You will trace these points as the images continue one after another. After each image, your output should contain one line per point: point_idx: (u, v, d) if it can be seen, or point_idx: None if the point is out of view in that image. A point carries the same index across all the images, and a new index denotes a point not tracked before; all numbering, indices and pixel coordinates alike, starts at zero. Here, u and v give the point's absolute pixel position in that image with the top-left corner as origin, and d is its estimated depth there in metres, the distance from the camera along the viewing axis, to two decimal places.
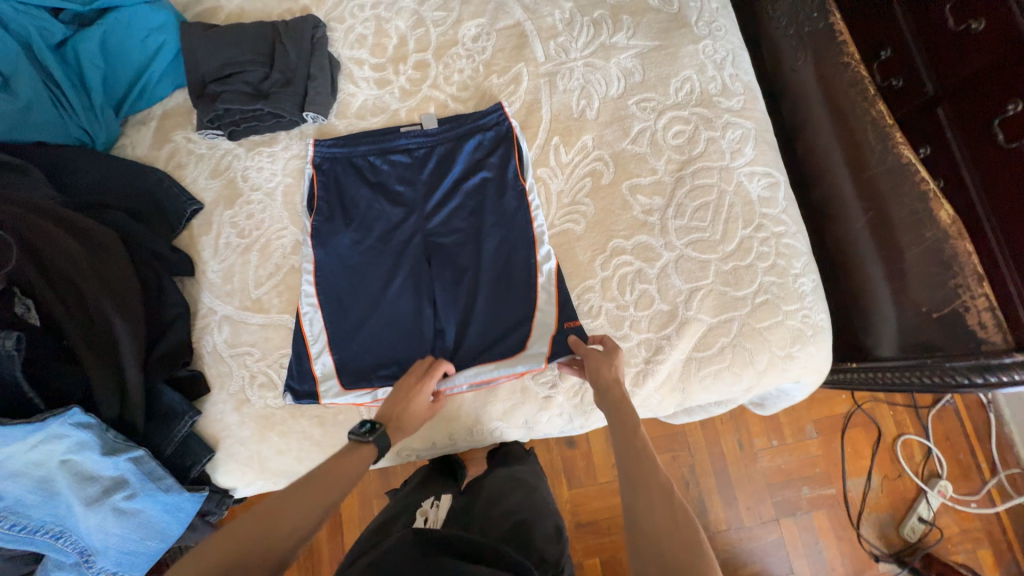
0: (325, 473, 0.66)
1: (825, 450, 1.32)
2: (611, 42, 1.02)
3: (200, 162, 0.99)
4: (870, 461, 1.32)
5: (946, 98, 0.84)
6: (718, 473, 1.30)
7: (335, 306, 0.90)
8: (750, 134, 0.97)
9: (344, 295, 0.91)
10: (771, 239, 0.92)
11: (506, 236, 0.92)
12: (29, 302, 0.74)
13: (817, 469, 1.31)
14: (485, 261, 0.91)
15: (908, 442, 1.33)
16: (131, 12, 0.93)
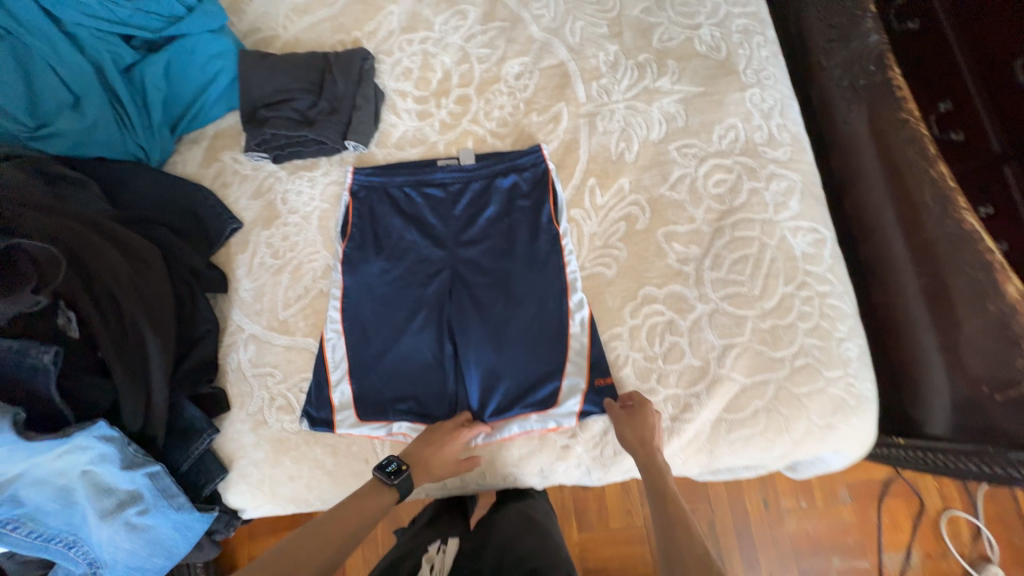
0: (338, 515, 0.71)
1: (860, 518, 1.22)
2: (655, 86, 1.01)
3: (244, 183, 1.03)
4: (910, 535, 1.20)
5: (1015, 157, 0.77)
6: (740, 533, 1.22)
7: (358, 334, 0.91)
8: (796, 187, 0.93)
9: (368, 323, 0.91)
10: (815, 298, 0.87)
11: (537, 279, 0.91)
12: (71, 315, 0.74)
13: (849, 539, 1.21)
14: (514, 303, 0.90)
15: (955, 519, 1.21)
16: (195, 40, 0.98)
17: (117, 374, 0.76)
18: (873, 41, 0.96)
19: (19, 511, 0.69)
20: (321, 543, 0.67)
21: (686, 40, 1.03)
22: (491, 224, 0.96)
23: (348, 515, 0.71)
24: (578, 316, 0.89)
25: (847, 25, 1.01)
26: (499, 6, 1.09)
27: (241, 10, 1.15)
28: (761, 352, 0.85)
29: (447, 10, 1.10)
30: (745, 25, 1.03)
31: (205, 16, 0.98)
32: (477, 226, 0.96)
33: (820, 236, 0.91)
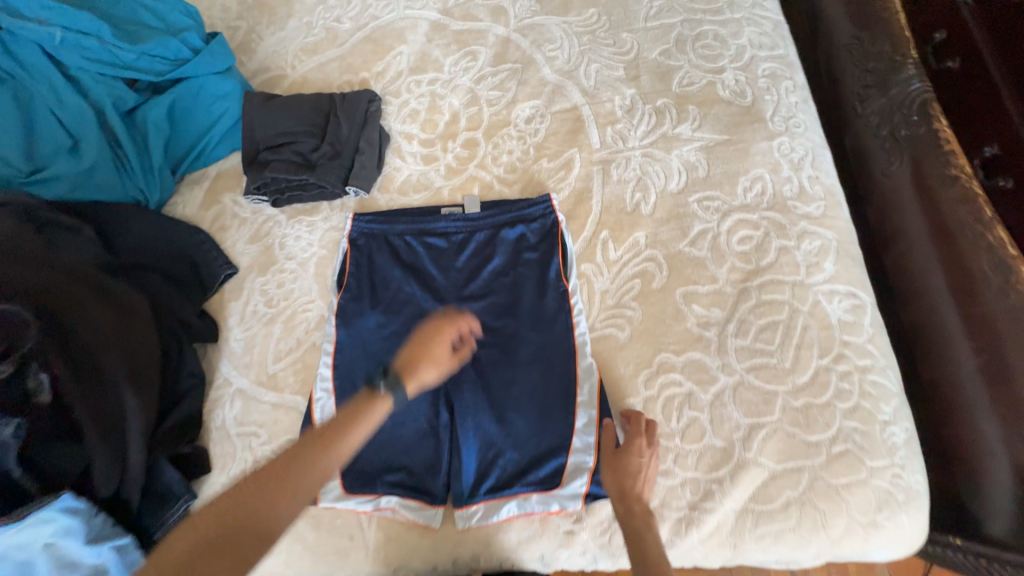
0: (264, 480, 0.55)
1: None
2: (674, 133, 0.94)
3: (242, 227, 0.99)
4: None
5: None
6: None
7: (349, 394, 0.84)
8: (831, 247, 0.85)
9: (360, 382, 0.85)
10: (854, 374, 0.78)
11: (542, 341, 0.84)
12: (43, 376, 0.71)
13: None
14: (516, 366, 0.83)
15: None
16: (201, 82, 0.96)
17: (89, 438, 0.71)
18: (914, 87, 0.89)
19: None
20: (255, 518, 0.52)
21: (708, 85, 0.97)
22: (495, 276, 0.89)
23: (277, 474, 0.55)
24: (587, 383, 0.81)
25: (885, 70, 0.93)
26: (510, 47, 1.06)
27: (251, 50, 1.15)
28: (792, 436, 0.75)
29: (458, 51, 1.07)
30: (772, 69, 0.97)
31: (211, 58, 0.96)
32: (480, 279, 0.90)
33: (859, 301, 0.82)
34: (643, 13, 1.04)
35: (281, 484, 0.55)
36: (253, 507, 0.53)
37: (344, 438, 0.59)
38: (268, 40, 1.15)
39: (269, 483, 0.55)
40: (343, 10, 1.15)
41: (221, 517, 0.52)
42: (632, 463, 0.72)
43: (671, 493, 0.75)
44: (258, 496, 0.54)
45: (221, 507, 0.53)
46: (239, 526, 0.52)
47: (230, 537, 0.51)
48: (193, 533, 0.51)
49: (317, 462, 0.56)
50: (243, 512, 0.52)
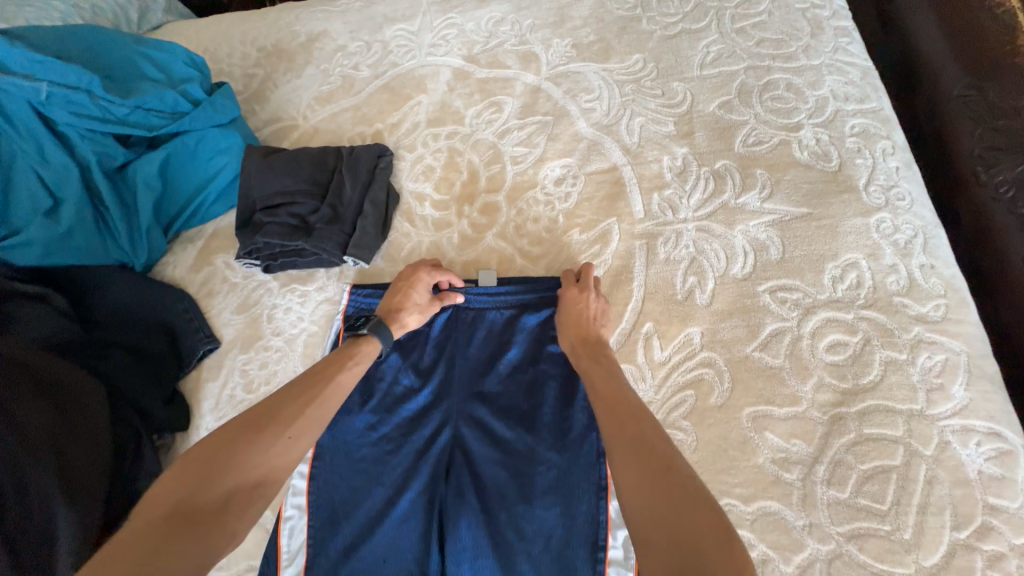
0: (196, 465, 0.50)
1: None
2: (737, 203, 0.77)
3: (230, 293, 0.88)
4: None
5: None
6: None
7: (325, 518, 0.68)
8: (959, 362, 0.63)
9: (340, 502, 0.68)
10: (1009, 558, 0.54)
11: (566, 467, 0.66)
12: None
13: None
14: (532, 499, 0.65)
15: None
16: (199, 136, 0.89)
17: None
18: None
19: None
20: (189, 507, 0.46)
21: (781, 144, 0.79)
22: (511, 372, 0.73)
23: (213, 454, 0.51)
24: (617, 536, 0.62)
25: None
26: (541, 97, 0.93)
27: (266, 98, 1.08)
28: None
29: (481, 101, 0.95)
30: (863, 126, 0.78)
31: (213, 110, 0.89)
32: (492, 375, 0.73)
33: (1007, 443, 0.59)
34: (698, 59, 0.89)
35: (238, 461, 0.51)
36: (203, 490, 0.48)
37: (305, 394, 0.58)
38: (284, 88, 1.08)
39: (219, 463, 0.50)
40: (362, 56, 1.07)
41: (160, 512, 0.46)
42: (577, 308, 0.70)
43: None
44: (207, 479, 0.49)
45: (160, 504, 0.46)
46: (189, 514, 0.46)
47: (180, 528, 0.45)
48: (119, 546, 0.42)
49: (283, 429, 0.54)
50: (191, 498, 0.47)
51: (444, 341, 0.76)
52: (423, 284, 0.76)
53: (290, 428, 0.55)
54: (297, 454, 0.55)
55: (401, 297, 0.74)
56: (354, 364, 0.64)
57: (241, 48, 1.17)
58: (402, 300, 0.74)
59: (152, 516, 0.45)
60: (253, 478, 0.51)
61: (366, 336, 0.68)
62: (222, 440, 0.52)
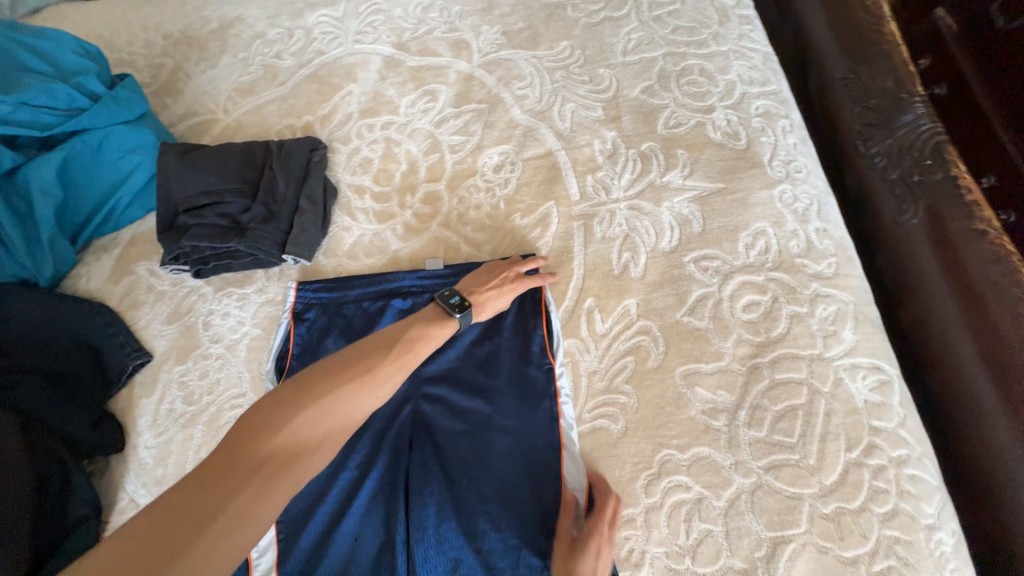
0: (295, 395, 0.53)
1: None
2: (662, 181, 0.83)
3: (159, 302, 0.83)
4: None
5: None
6: None
7: (295, 515, 0.69)
8: (847, 311, 0.73)
9: (309, 499, 0.70)
10: (889, 469, 0.66)
11: (522, 437, 0.70)
12: None
13: None
14: (494, 472, 0.68)
15: None
16: (102, 134, 0.81)
17: None
18: (924, 128, 0.81)
19: None
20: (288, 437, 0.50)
21: (697, 126, 0.86)
22: (465, 355, 0.76)
23: (310, 388, 0.53)
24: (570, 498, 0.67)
25: (889, 109, 0.85)
26: (475, 85, 0.93)
27: (178, 90, 1.00)
28: (825, 553, 0.62)
29: (415, 90, 0.94)
30: (766, 107, 0.87)
31: (116, 104, 0.81)
32: (447, 359, 0.76)
33: (885, 374, 0.70)
34: (621, 46, 0.94)
35: (333, 407, 0.53)
36: (301, 428, 0.51)
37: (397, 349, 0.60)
38: (198, 79, 1.00)
39: (316, 410, 0.52)
40: (284, 44, 1.01)
41: (267, 449, 0.48)
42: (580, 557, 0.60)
43: None
44: (307, 425, 0.51)
45: (263, 424, 0.50)
46: (292, 455, 0.49)
47: (285, 466, 0.48)
48: (230, 471, 0.46)
49: (375, 391, 0.56)
50: (292, 431, 0.50)
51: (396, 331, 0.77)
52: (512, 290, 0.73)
53: (379, 387, 0.57)
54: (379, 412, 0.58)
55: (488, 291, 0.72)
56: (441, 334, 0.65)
57: (143, 35, 1.07)
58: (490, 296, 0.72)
59: (261, 450, 0.48)
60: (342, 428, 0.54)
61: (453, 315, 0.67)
62: (321, 388, 0.54)
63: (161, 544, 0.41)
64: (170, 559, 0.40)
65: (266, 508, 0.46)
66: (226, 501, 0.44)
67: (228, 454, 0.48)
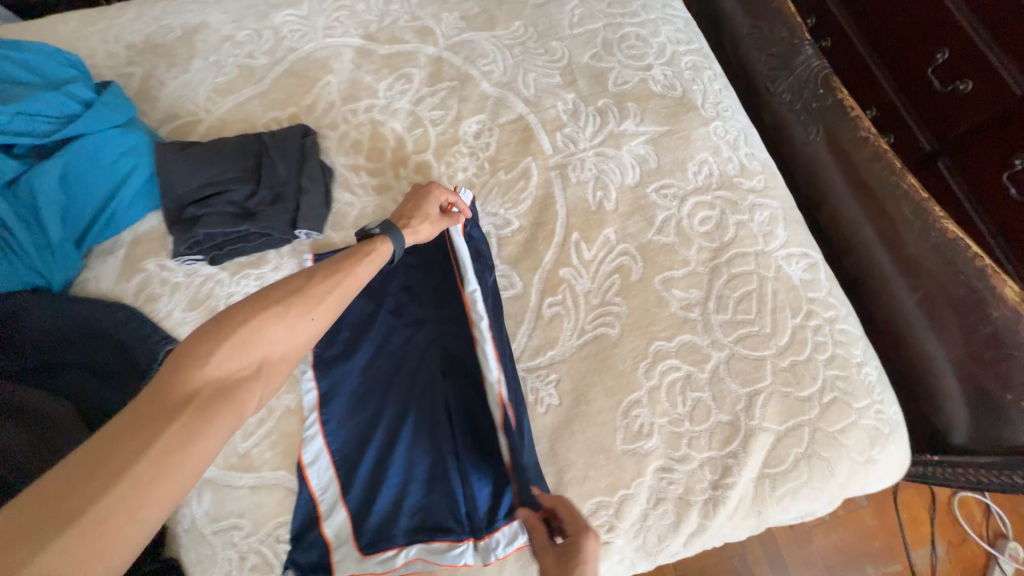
0: (217, 328, 0.54)
1: (880, 518, 1.35)
2: (620, 130, 0.98)
3: (176, 293, 0.86)
4: (930, 527, 1.35)
5: (946, 152, 1.01)
6: (771, 559, 1.31)
7: (350, 451, 0.76)
8: (778, 215, 0.92)
9: (359, 436, 0.77)
10: (825, 326, 0.84)
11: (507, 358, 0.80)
12: None
13: (876, 542, 1.33)
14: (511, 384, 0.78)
15: (965, 502, 1.37)
16: (97, 137, 0.83)
17: None
18: (815, 64, 1.00)
19: None
20: (215, 367, 0.52)
21: (640, 81, 1.02)
22: None
23: (230, 321, 0.55)
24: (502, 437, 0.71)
25: (787, 52, 1.04)
26: (444, 66, 1.04)
27: (153, 96, 1.03)
28: (788, 395, 0.79)
29: (390, 75, 1.04)
30: (693, 62, 1.04)
31: (107, 110, 0.84)
32: None
33: (812, 259, 0.89)
34: (567, 21, 1.08)
35: (260, 337, 0.56)
36: (230, 359, 0.53)
37: (322, 281, 0.64)
38: (172, 84, 1.04)
39: (240, 340, 0.54)
40: (254, 45, 1.07)
41: (196, 379, 0.50)
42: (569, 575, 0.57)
43: (693, 478, 0.76)
44: (234, 355, 0.53)
45: (187, 358, 0.51)
46: (223, 384, 0.52)
47: (218, 394, 0.51)
48: (155, 404, 0.47)
49: (307, 315, 0.60)
50: (220, 362, 0.52)
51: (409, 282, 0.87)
52: (432, 202, 0.82)
53: (307, 315, 0.60)
54: (311, 336, 0.61)
55: (419, 210, 0.81)
56: (369, 260, 0.71)
57: (104, 47, 1.08)
58: (419, 212, 0.81)
59: (189, 382, 0.50)
60: (272, 355, 0.57)
61: (380, 239, 0.74)
62: (245, 318, 0.56)
63: (93, 479, 0.42)
64: (107, 485, 0.42)
65: (207, 431, 0.48)
66: (161, 427, 0.46)
67: (152, 391, 0.49)
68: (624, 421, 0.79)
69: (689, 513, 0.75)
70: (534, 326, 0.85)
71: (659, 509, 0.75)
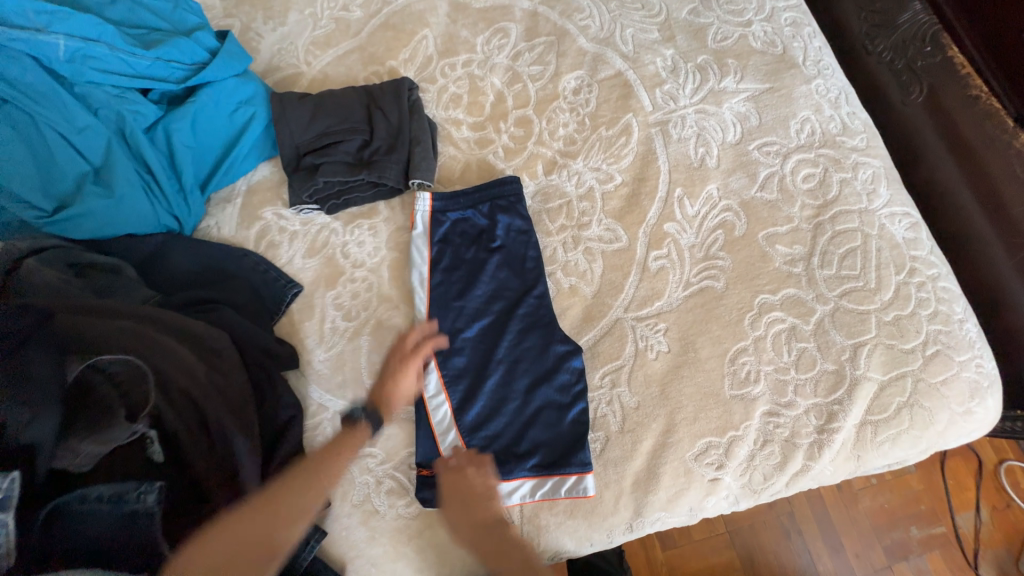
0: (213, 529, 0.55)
1: (928, 483, 1.30)
2: (720, 87, 0.98)
3: (295, 241, 0.89)
4: (976, 492, 1.29)
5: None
6: (820, 519, 1.26)
7: (472, 386, 0.79)
8: (881, 174, 0.92)
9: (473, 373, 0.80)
10: (928, 283, 0.86)
11: (524, 331, 0.83)
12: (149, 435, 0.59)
13: (922, 506, 1.28)
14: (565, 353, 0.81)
15: (1012, 470, 1.31)
16: (219, 87, 0.86)
17: None
18: (923, 21, 1.00)
19: None
20: (212, 552, 0.53)
21: (740, 38, 1.01)
22: (585, 249, 0.89)
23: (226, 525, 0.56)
24: (439, 412, 0.78)
25: (891, 9, 1.03)
26: (540, 20, 1.04)
27: (254, 50, 1.04)
28: (891, 346, 0.82)
29: (487, 29, 1.03)
30: (794, 18, 1.02)
31: (229, 59, 0.86)
32: (570, 253, 0.89)
33: (914, 219, 0.90)
34: None
35: (261, 510, 0.58)
36: (231, 538, 0.54)
37: (311, 471, 0.67)
38: (270, 37, 1.05)
39: (242, 517, 0.56)
40: None
41: (196, 562, 0.51)
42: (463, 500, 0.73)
43: (798, 423, 0.80)
44: (237, 529, 0.55)
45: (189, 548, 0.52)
46: (225, 560, 0.53)
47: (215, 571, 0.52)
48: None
49: (305, 486, 0.64)
50: (221, 540, 0.54)
51: (517, 232, 0.89)
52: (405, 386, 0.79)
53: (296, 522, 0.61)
54: (305, 517, 0.62)
55: (393, 382, 0.79)
56: (344, 453, 0.72)
57: None
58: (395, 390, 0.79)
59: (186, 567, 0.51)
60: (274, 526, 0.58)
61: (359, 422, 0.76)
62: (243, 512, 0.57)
63: None
64: None
65: None
66: None
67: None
68: (732, 369, 0.82)
69: (795, 454, 0.79)
70: (640, 277, 0.87)
71: (766, 450, 0.79)
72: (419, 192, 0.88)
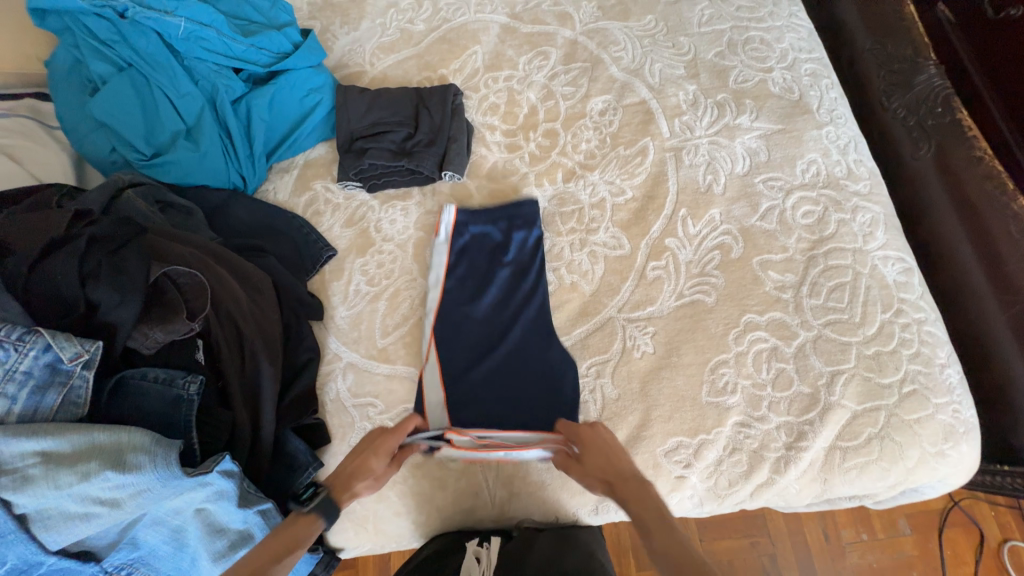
0: None
1: (921, 548, 1.26)
2: (735, 123, 1.06)
3: (337, 212, 1.01)
4: (973, 567, 1.25)
5: None
6: (802, 565, 1.25)
7: (464, 388, 0.87)
8: (880, 219, 0.97)
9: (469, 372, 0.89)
10: (913, 325, 0.89)
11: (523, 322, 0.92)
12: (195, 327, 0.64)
13: (913, 571, 1.25)
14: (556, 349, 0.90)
15: (1016, 550, 1.26)
16: (297, 74, 1.01)
17: (238, 410, 0.72)
18: (936, 84, 1.06)
19: (133, 553, 0.58)
20: None
21: (761, 82, 1.09)
22: (590, 252, 0.98)
23: None
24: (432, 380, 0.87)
25: (909, 70, 1.10)
26: (579, 48, 1.16)
27: (328, 48, 1.20)
28: (869, 379, 0.86)
29: (530, 51, 1.16)
30: (813, 69, 1.10)
31: (308, 51, 1.01)
32: (575, 253, 0.98)
33: (908, 264, 0.94)
34: (696, 19, 1.17)
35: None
36: None
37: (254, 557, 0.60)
38: (343, 39, 1.21)
39: None
40: (415, 13, 1.22)
41: None
42: (598, 448, 0.73)
43: (768, 437, 0.84)
44: None
45: None
46: None
47: None
48: None
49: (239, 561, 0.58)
50: None
51: (529, 249, 0.98)
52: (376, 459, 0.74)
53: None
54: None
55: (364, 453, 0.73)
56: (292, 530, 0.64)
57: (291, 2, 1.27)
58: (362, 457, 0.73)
59: None
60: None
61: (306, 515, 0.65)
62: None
63: None
64: None
65: None
66: None
67: None
68: (711, 378, 0.88)
69: (761, 466, 0.83)
70: (637, 283, 0.95)
71: (734, 457, 0.84)
72: (446, 206, 0.98)
